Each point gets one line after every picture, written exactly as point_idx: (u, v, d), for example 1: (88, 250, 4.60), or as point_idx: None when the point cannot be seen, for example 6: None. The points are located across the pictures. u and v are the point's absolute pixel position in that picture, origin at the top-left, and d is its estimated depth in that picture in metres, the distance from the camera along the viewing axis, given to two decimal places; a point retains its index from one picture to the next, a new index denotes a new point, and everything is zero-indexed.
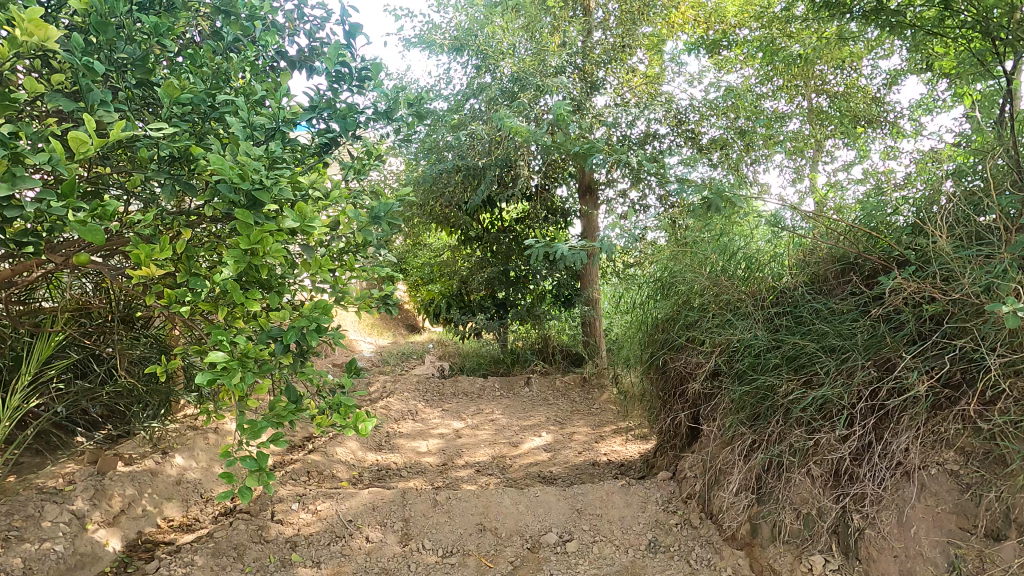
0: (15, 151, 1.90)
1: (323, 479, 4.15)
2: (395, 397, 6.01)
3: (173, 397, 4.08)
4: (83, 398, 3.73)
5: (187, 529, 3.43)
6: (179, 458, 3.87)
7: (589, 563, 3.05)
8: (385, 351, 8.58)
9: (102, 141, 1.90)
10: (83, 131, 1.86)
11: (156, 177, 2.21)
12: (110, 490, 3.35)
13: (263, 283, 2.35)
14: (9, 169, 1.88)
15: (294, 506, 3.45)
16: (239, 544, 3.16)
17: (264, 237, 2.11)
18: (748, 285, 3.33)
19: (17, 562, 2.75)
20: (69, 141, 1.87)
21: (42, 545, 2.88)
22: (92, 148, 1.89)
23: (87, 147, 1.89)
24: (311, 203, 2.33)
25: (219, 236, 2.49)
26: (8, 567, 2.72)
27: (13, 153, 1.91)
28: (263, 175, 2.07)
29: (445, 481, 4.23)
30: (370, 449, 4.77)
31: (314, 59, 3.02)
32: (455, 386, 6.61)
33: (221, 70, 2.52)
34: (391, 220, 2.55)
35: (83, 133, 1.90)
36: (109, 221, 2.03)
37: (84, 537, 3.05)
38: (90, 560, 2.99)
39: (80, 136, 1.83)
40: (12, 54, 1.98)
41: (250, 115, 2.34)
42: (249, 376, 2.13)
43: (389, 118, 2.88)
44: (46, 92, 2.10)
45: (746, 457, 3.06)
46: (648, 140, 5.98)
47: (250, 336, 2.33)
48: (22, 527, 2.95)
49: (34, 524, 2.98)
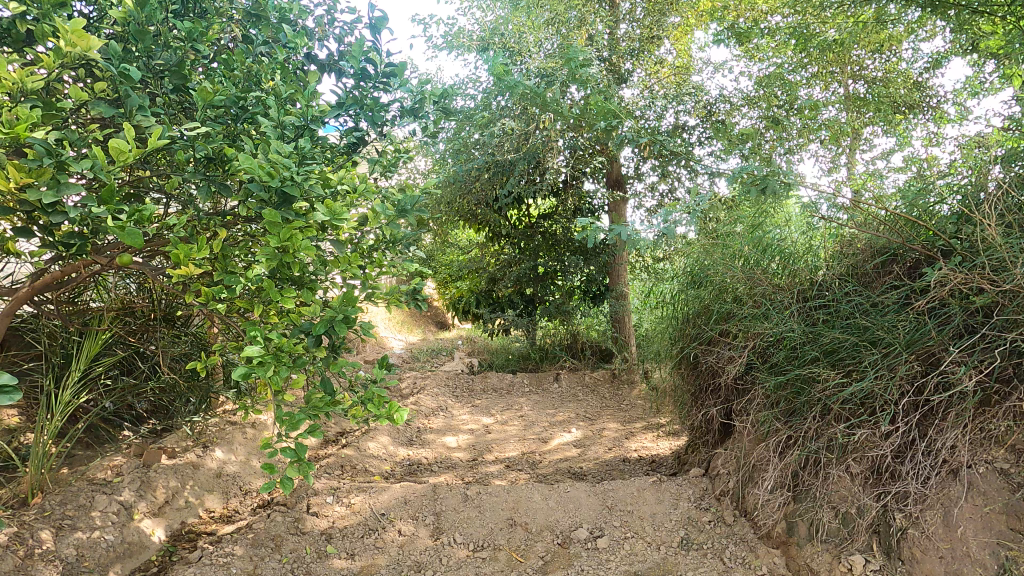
0: (60, 159, 1.98)
1: (356, 473, 4.22)
2: (424, 393, 6.09)
3: (212, 393, 4.20)
4: (128, 394, 3.88)
5: (227, 520, 3.55)
6: (219, 452, 3.99)
7: (620, 559, 3.03)
8: (415, 348, 8.69)
9: (139, 148, 1.96)
10: (121, 139, 1.93)
11: (193, 179, 2.29)
12: (155, 482, 3.48)
13: (297, 280, 2.40)
14: (54, 176, 1.96)
15: (329, 500, 3.54)
16: (276, 535, 3.24)
17: (294, 232, 2.15)
18: (783, 278, 3.25)
19: (71, 550, 2.90)
20: (110, 149, 1.94)
21: (93, 534, 3.02)
22: (131, 155, 1.96)
23: (126, 155, 1.95)
24: (340, 199, 2.35)
25: (254, 235, 2.56)
26: (63, 554, 2.87)
27: (59, 161, 1.99)
28: (293, 173, 2.13)
29: (475, 476, 4.25)
30: (401, 444, 4.84)
31: (343, 62, 3.07)
32: (484, 383, 6.66)
33: (253, 74, 2.58)
34: (417, 215, 2.63)
35: (122, 141, 1.97)
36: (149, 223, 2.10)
37: (132, 527, 3.18)
38: (137, 549, 3.11)
39: (119, 145, 1.90)
40: (57, 66, 2.07)
41: (280, 115, 2.37)
42: (287, 371, 2.18)
43: (416, 115, 2.89)
44: (90, 101, 2.19)
45: (782, 454, 3.00)
46: (678, 132, 5.88)
47: (284, 332, 2.38)
48: (75, 516, 3.10)
49: (85, 513, 3.13)
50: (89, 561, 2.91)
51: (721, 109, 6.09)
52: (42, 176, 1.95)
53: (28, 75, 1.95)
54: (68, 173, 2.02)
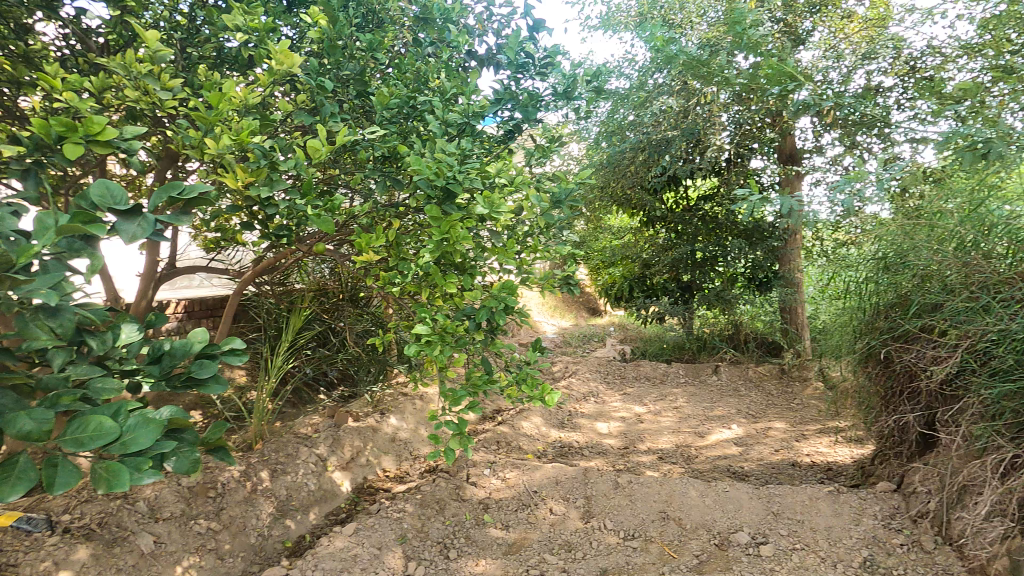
0: (273, 160, 2.35)
1: (511, 449, 4.42)
2: (576, 378, 6.16)
3: (387, 365, 4.71)
4: (323, 363, 4.52)
5: (400, 480, 3.98)
6: (393, 419, 4.47)
7: (788, 571, 2.75)
8: (567, 333, 8.82)
9: (330, 146, 2.24)
10: (317, 139, 2.22)
11: (373, 176, 2.56)
12: (343, 440, 4.01)
13: (458, 266, 2.57)
14: (268, 175, 2.34)
15: (486, 472, 3.80)
16: (440, 498, 3.52)
17: (454, 224, 2.30)
18: (1012, 267, 2.67)
19: (282, 489, 3.46)
20: (308, 149, 2.24)
21: (298, 478, 3.58)
22: (324, 153, 2.24)
23: (321, 153, 2.24)
24: (497, 190, 2.44)
25: (422, 223, 2.78)
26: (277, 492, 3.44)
27: (271, 162, 2.35)
28: (455, 172, 2.28)
29: (627, 464, 4.19)
30: (553, 426, 4.95)
31: (500, 55, 3.18)
32: (637, 371, 6.53)
33: (421, 74, 2.78)
34: (570, 202, 2.65)
35: (318, 141, 2.26)
36: (338, 213, 2.39)
37: (327, 476, 3.71)
38: (330, 496, 3.63)
39: (315, 144, 2.19)
40: (271, 83, 2.44)
41: (444, 112, 2.54)
42: (449, 352, 2.35)
43: (570, 101, 2.89)
44: (295, 110, 2.56)
45: (1006, 477, 2.50)
46: (871, 95, 5.07)
47: (447, 315, 2.56)
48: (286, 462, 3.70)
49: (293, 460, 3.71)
50: (295, 500, 3.45)
51: (929, 63, 5.11)
52: (260, 175, 2.32)
53: (249, 93, 2.33)
54: (278, 172, 2.38)
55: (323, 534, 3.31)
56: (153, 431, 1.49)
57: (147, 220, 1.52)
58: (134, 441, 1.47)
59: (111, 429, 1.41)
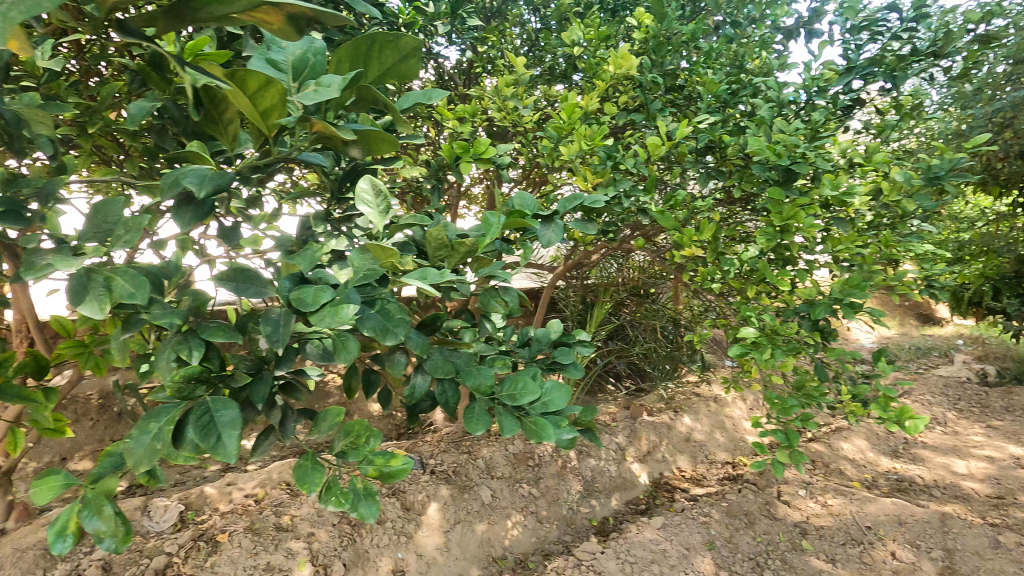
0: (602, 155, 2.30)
1: (829, 472, 3.83)
2: (910, 399, 5.04)
3: (681, 362, 4.50)
4: (619, 357, 4.57)
5: (698, 483, 3.73)
6: (688, 418, 4.19)
7: None
8: (889, 341, 7.29)
9: (669, 140, 2.03)
10: (655, 134, 2.03)
11: (692, 166, 2.32)
12: (640, 432, 3.86)
13: (782, 257, 2.11)
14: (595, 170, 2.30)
15: (802, 493, 3.41)
16: (749, 511, 3.22)
17: (796, 210, 1.90)
18: None
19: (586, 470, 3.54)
20: (647, 147, 2.07)
21: (600, 462, 3.56)
22: (663, 149, 2.03)
23: (659, 148, 2.04)
24: (849, 171, 2.09)
25: (744, 212, 2.55)
26: None
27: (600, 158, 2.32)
28: (805, 150, 1.97)
29: (1005, 519, 3.20)
30: (883, 453, 4.14)
31: (817, 20, 2.80)
32: (1004, 399, 5.08)
33: (738, 57, 2.56)
34: (952, 177, 2.11)
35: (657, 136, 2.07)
36: (672, 206, 2.13)
37: (625, 465, 3.60)
38: (629, 485, 3.52)
39: (654, 139, 2.00)
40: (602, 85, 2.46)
41: (778, 90, 2.27)
42: (781, 357, 1.92)
43: (937, 58, 2.34)
44: (620, 107, 2.56)
45: None
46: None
47: (775, 314, 2.14)
48: None
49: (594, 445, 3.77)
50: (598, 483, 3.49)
51: None
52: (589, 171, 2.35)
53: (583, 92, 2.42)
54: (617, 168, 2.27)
55: (626, 523, 3.20)
56: (563, 394, 1.03)
57: (559, 224, 1.17)
58: (551, 402, 1.03)
59: (533, 386, 0.98)
